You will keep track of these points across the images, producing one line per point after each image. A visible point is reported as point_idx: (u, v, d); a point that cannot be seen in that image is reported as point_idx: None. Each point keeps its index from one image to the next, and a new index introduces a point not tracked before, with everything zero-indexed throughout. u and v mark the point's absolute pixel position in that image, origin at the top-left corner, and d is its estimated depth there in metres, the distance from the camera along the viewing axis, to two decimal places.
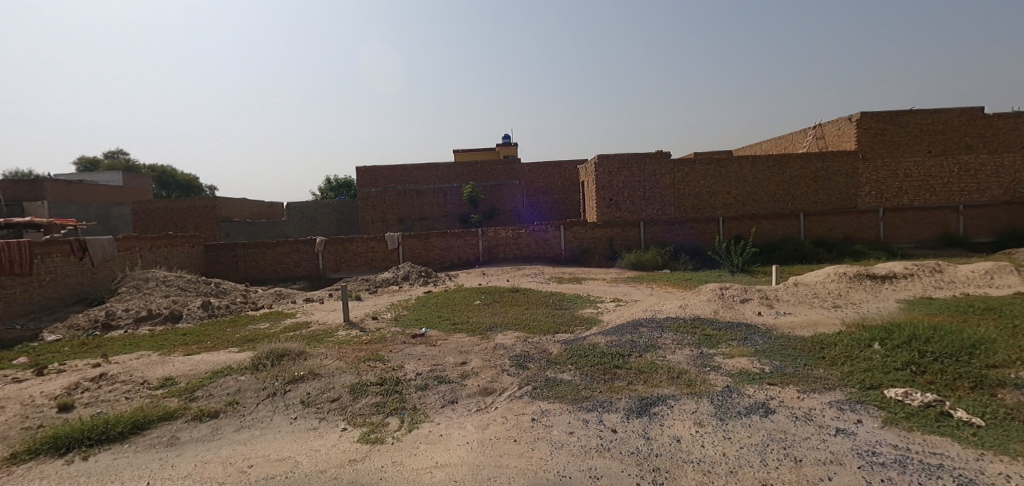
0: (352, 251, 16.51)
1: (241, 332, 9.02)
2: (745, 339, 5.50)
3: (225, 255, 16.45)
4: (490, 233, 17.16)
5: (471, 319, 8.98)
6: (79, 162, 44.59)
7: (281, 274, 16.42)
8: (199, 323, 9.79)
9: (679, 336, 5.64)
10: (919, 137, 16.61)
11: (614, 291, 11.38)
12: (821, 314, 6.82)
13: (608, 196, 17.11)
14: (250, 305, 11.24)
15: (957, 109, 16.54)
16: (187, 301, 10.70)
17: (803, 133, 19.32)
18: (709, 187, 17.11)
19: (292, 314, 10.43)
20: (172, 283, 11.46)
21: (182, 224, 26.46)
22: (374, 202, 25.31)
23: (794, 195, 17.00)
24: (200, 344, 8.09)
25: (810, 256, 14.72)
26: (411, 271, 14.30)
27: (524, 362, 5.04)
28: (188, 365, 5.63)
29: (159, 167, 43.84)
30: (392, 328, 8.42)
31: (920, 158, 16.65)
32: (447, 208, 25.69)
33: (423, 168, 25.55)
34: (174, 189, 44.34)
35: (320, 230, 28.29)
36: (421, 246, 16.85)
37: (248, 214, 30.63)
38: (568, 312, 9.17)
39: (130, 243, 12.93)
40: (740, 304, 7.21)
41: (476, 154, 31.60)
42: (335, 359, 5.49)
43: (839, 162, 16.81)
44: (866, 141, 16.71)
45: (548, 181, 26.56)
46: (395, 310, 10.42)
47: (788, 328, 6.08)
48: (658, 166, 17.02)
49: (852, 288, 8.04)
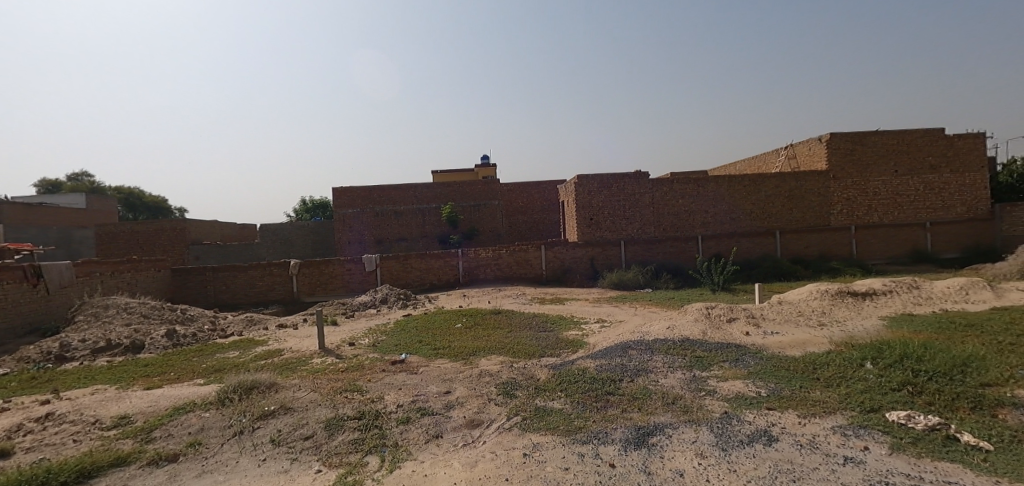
0: (328, 273, 16.02)
1: (208, 362, 8.49)
2: (736, 360, 5.38)
3: (194, 280, 15.75)
4: (471, 253, 16.91)
5: (453, 343, 8.67)
6: (40, 183, 42.74)
7: (253, 298, 15.78)
8: (163, 352, 9.20)
9: (670, 358, 5.48)
10: (885, 157, 17.22)
11: (598, 311, 11.23)
12: (808, 333, 6.77)
13: (588, 215, 17.10)
14: (218, 332, 10.66)
15: (919, 131, 17.25)
16: (150, 330, 10.08)
17: (776, 153, 19.84)
18: (687, 206, 17.29)
19: (264, 341, 9.92)
20: (134, 310, 10.81)
21: (149, 248, 25.43)
22: (351, 223, 24.82)
23: (770, 214, 17.32)
24: (162, 376, 7.55)
25: (788, 273, 14.91)
26: (390, 294, 13.90)
27: (511, 390, 4.79)
28: (147, 401, 5.17)
29: (126, 188, 42.44)
30: (370, 355, 8.05)
31: (887, 177, 17.23)
32: (426, 229, 25.38)
33: (401, 188, 25.27)
34: (141, 212, 42.85)
35: (295, 252, 27.55)
36: (400, 268, 16.46)
37: (220, 237, 29.69)
38: (553, 333, 8.94)
39: (90, 269, 12.23)
40: (728, 323, 7.12)
41: (455, 175, 31.52)
42: (309, 390, 5.13)
43: (811, 181, 17.25)
44: (836, 160, 17.22)
45: (528, 201, 26.58)
46: (374, 335, 10.02)
47: (778, 347, 6.00)
48: (637, 186, 17.16)
49: (835, 305, 8.07)
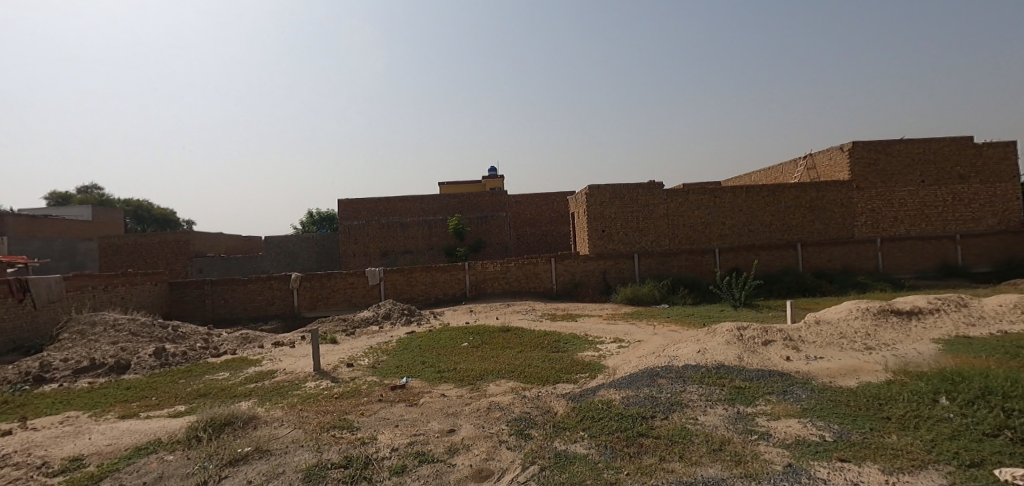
0: (330, 287, 15.44)
1: (195, 384, 7.86)
2: (784, 393, 4.67)
3: (191, 293, 15.21)
4: (478, 266, 16.26)
5: (459, 365, 7.99)
6: (49, 196, 42.76)
7: (252, 313, 15.23)
8: (149, 373, 8.58)
9: (707, 390, 4.77)
10: (911, 166, 16.45)
11: (614, 329, 10.50)
12: (856, 359, 6.03)
13: (600, 227, 16.43)
14: (210, 350, 10.03)
15: (947, 139, 16.50)
16: (137, 348, 9.48)
17: (794, 163, 19.14)
18: (703, 217, 16.56)
19: (257, 361, 9.28)
20: (122, 327, 10.22)
21: (152, 260, 25.09)
22: (356, 236, 24.33)
23: (790, 226, 16.55)
24: (142, 402, 6.92)
25: (813, 288, 14.08)
26: (393, 309, 13.27)
27: (526, 430, 4.10)
28: (110, 437, 4.53)
29: (135, 202, 42.54)
30: (369, 379, 7.39)
31: (913, 187, 16.46)
32: (431, 241, 24.81)
33: (407, 199, 24.79)
34: (148, 225, 42.79)
35: (298, 265, 27.05)
36: (404, 281, 15.84)
37: (224, 249, 29.31)
38: (566, 355, 8.22)
39: (82, 283, 11.72)
40: (764, 347, 6.40)
41: (462, 187, 31.08)
42: (291, 427, 4.46)
43: (833, 191, 16.51)
44: (859, 170, 16.48)
45: (536, 213, 25.99)
46: (374, 355, 9.35)
47: (827, 377, 5.28)
48: (651, 196, 16.47)
49: (880, 326, 7.31)
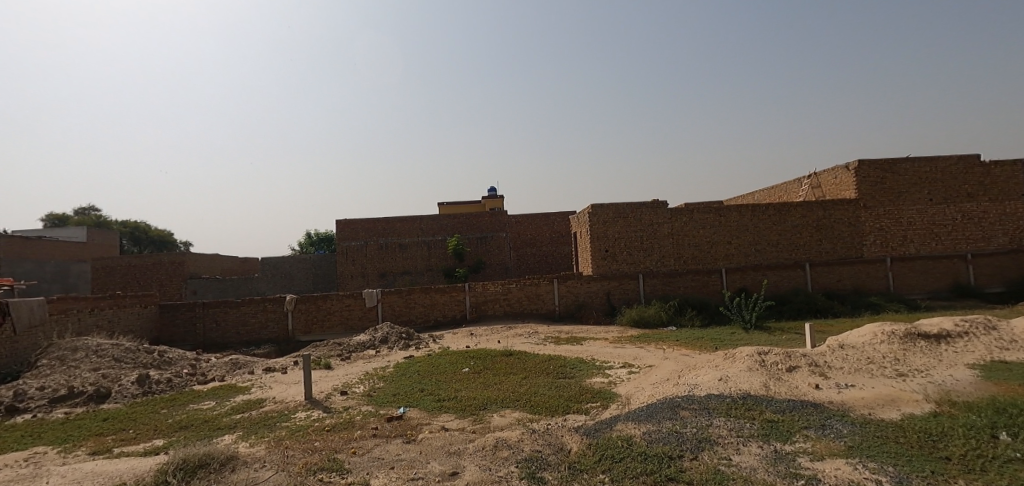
0: (326, 310, 14.96)
1: (177, 415, 7.35)
2: (823, 427, 4.22)
3: (182, 317, 14.71)
4: (478, 287, 15.82)
5: (460, 393, 7.51)
6: (46, 217, 42.45)
7: (245, 337, 14.71)
8: (130, 403, 8.06)
9: (737, 424, 4.32)
10: (919, 185, 16.22)
11: (621, 353, 10.01)
12: (891, 387, 5.58)
13: (603, 246, 16.08)
14: (197, 377, 9.51)
15: (953, 158, 16.31)
16: (119, 375, 8.96)
17: (798, 182, 18.94)
18: (709, 236, 16.22)
19: (246, 389, 8.77)
20: (105, 353, 9.71)
21: (146, 282, 24.60)
22: (354, 256, 23.94)
23: (798, 245, 16.22)
24: (117, 435, 6.41)
25: (825, 309, 13.65)
26: (391, 333, 12.77)
27: (539, 472, 3.64)
28: (71, 480, 4.06)
29: (132, 223, 42.21)
30: (364, 409, 6.90)
31: (921, 206, 16.19)
32: (431, 262, 24.39)
33: (406, 219, 24.49)
34: (146, 246, 42.37)
35: (295, 287, 26.57)
36: (402, 303, 15.37)
37: (220, 270, 28.85)
38: (574, 381, 7.75)
39: (66, 306, 11.25)
40: (789, 374, 5.96)
41: (462, 207, 30.87)
42: (273, 471, 3.98)
43: (840, 210, 16.25)
44: (866, 189, 16.23)
45: (537, 233, 25.66)
46: (370, 381, 8.84)
47: (864, 408, 4.84)
48: (655, 215, 16.16)
49: (909, 351, 6.87)
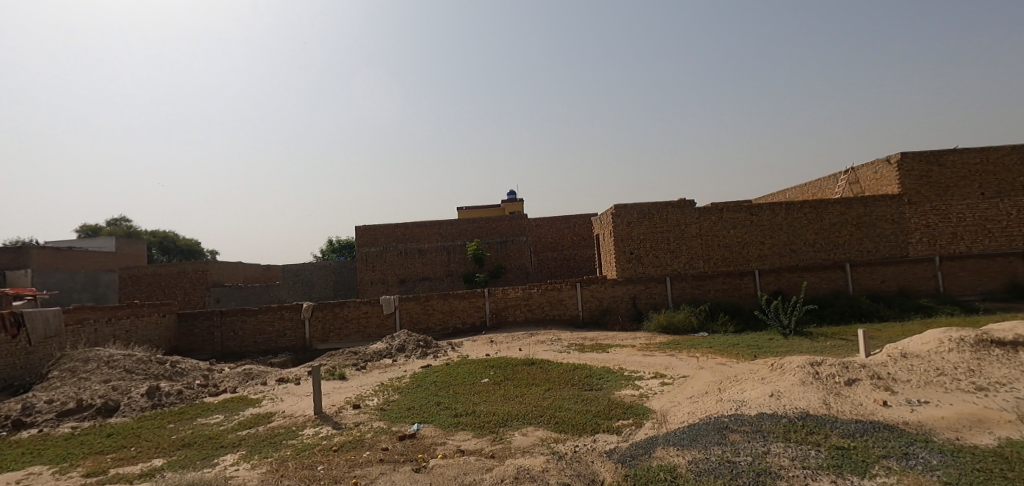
0: (343, 317, 14.65)
1: (183, 430, 7.00)
2: (906, 457, 3.53)
3: (200, 326, 14.60)
4: (498, 293, 15.29)
5: (479, 407, 6.98)
6: (80, 227, 43.75)
7: (262, 345, 14.50)
8: (138, 417, 7.79)
9: (800, 452, 3.67)
10: (969, 178, 15.06)
11: (652, 362, 9.33)
12: (973, 403, 4.82)
13: (628, 249, 15.38)
14: (208, 389, 9.22)
15: (1007, 147, 15.10)
16: (129, 387, 8.71)
17: (835, 178, 17.92)
18: (740, 237, 15.38)
19: (256, 401, 8.41)
20: (117, 364, 9.50)
21: (170, 291, 24.87)
22: (374, 263, 23.74)
23: (836, 245, 15.23)
24: (117, 454, 6.07)
25: (870, 313, 12.70)
26: (408, 341, 12.33)
27: None
28: None
29: (162, 232, 43.22)
30: (375, 426, 6.44)
31: (972, 201, 15.02)
32: (450, 268, 24.01)
33: (425, 225, 24.19)
34: (175, 255, 43.30)
35: (315, 294, 26.55)
36: (420, 310, 14.96)
37: (243, 278, 29.07)
38: (602, 394, 7.15)
39: (83, 316, 11.16)
40: (849, 388, 5.25)
41: (482, 211, 30.50)
42: None
43: (882, 206, 15.21)
44: (910, 183, 15.16)
45: (558, 236, 25.04)
46: (384, 393, 8.38)
47: (949, 431, 4.12)
48: (682, 215, 15.41)
49: (984, 360, 6.05)
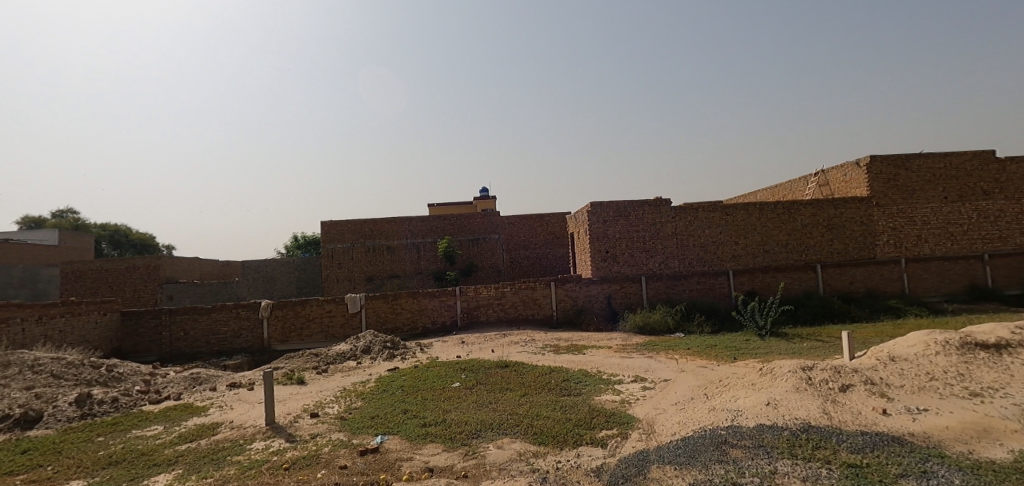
0: (305, 317, 13.80)
1: (113, 445, 6.18)
2: (926, 476, 3.20)
3: (146, 325, 13.45)
4: (470, 292, 14.73)
5: (449, 416, 6.43)
6: (21, 219, 40.71)
7: (216, 346, 13.49)
8: (63, 428, 6.89)
9: (813, 471, 3.30)
10: (933, 182, 15.42)
11: (630, 364, 8.99)
12: (972, 411, 4.61)
13: (604, 247, 15.08)
14: (149, 396, 8.33)
15: (968, 153, 15.54)
16: (56, 395, 7.74)
17: (805, 180, 18.15)
18: (715, 236, 15.29)
19: (202, 410, 7.60)
20: (43, 368, 8.48)
21: (118, 287, 23.18)
22: (340, 260, 22.78)
23: (808, 246, 15.35)
24: (29, 475, 5.24)
25: (842, 314, 12.78)
26: (374, 342, 11.63)
27: None
28: None
29: (112, 226, 40.62)
30: (334, 438, 5.80)
31: (935, 204, 15.39)
32: (420, 265, 23.26)
33: (395, 221, 23.36)
34: (126, 250, 40.77)
35: (278, 292, 25.31)
36: (388, 309, 14.25)
37: (199, 274, 27.47)
38: (581, 400, 6.72)
39: (7, 315, 10.00)
40: (845, 395, 4.97)
41: (453, 208, 29.85)
42: None
43: (851, 208, 15.42)
44: (878, 186, 15.41)
45: (531, 235, 24.63)
46: (346, 400, 7.72)
47: (958, 444, 3.86)
48: (658, 214, 15.22)
49: (971, 363, 5.89)
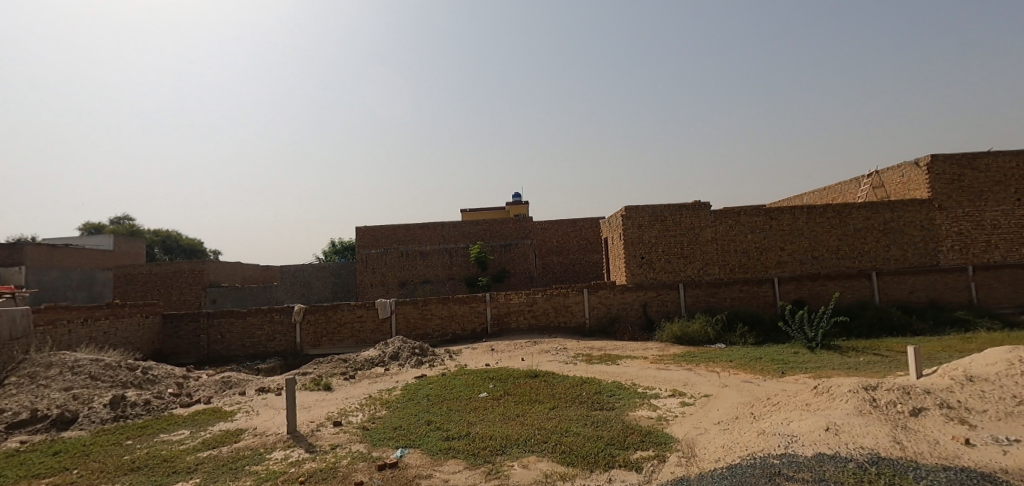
0: (337, 321, 13.86)
1: (139, 449, 6.19)
2: None
3: (186, 328, 13.83)
4: (500, 298, 14.44)
5: (473, 429, 6.12)
6: (85, 225, 43.51)
7: (251, 350, 13.71)
8: (96, 430, 6.99)
9: None
10: (1004, 183, 14.08)
11: (668, 376, 8.45)
12: None
13: (639, 253, 14.50)
14: (180, 399, 8.42)
15: None
16: (92, 396, 7.92)
17: (856, 182, 17.00)
18: (758, 242, 14.45)
19: (229, 415, 7.59)
20: (82, 370, 8.72)
21: (166, 290, 24.16)
22: (373, 265, 22.99)
23: (861, 252, 14.29)
24: (56, 479, 5.27)
25: (901, 326, 11.76)
26: (402, 348, 11.49)
27: None
28: None
29: (164, 231, 42.75)
30: (353, 450, 5.59)
31: (1008, 207, 14.03)
32: (452, 271, 23.20)
33: (427, 226, 23.42)
34: (177, 254, 42.80)
35: (314, 296, 25.81)
36: (417, 314, 14.13)
37: (241, 278, 28.38)
38: (614, 415, 6.28)
39: (55, 317, 10.42)
40: (917, 420, 4.37)
41: (485, 213, 29.76)
42: None
43: (910, 212, 14.26)
44: (941, 187, 14.20)
45: (563, 240, 24.17)
46: (371, 408, 7.55)
47: None
48: (696, 219, 14.53)
49: None
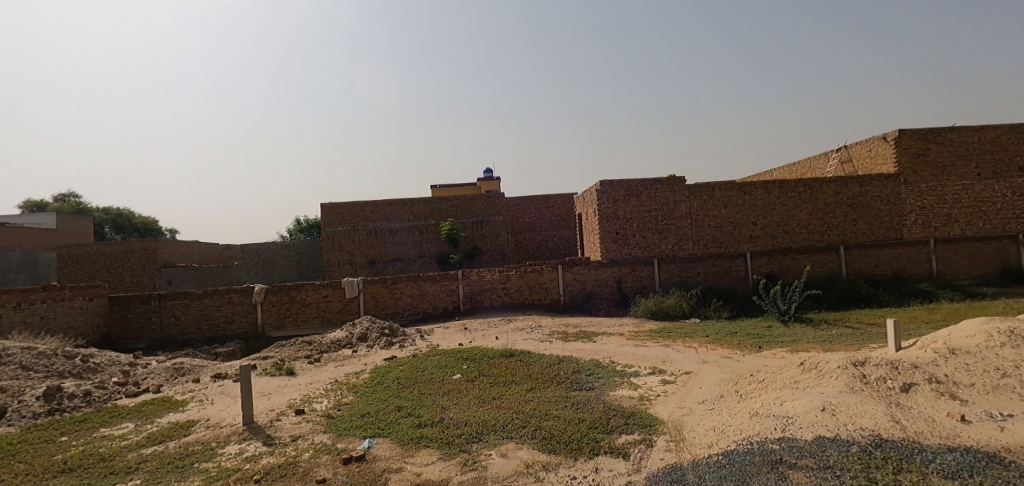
0: (301, 302, 13.16)
1: (74, 447, 5.55)
2: None
3: (135, 311, 12.86)
4: (473, 276, 14.03)
5: (446, 414, 5.74)
6: (24, 203, 40.50)
7: (208, 333, 12.91)
8: (26, 426, 6.28)
9: None
10: (966, 157, 14.41)
11: (646, 353, 8.28)
12: None
13: (614, 228, 14.28)
14: (126, 388, 7.73)
15: (1005, 127, 14.49)
16: (23, 388, 7.14)
17: (826, 158, 17.17)
18: (732, 216, 14.43)
19: (181, 404, 6.98)
20: (12, 360, 7.87)
21: (117, 271, 22.66)
22: (340, 243, 22.10)
23: (830, 226, 14.47)
24: None
25: (868, 298, 12.01)
26: (371, 329, 10.99)
27: None
28: None
29: (115, 210, 40.17)
30: (315, 442, 5.12)
31: (968, 181, 14.41)
32: (423, 248, 22.57)
33: (396, 203, 22.59)
34: (130, 233, 40.43)
35: (278, 276, 24.79)
36: (387, 293, 13.57)
37: (200, 258, 26.97)
38: (595, 395, 6.01)
39: None
40: (909, 397, 4.23)
41: (457, 189, 29.04)
42: None
43: (878, 186, 14.47)
44: (907, 162, 14.42)
45: (536, 216, 23.80)
46: (336, 394, 7.06)
47: None
48: (671, 193, 14.36)
49: None
